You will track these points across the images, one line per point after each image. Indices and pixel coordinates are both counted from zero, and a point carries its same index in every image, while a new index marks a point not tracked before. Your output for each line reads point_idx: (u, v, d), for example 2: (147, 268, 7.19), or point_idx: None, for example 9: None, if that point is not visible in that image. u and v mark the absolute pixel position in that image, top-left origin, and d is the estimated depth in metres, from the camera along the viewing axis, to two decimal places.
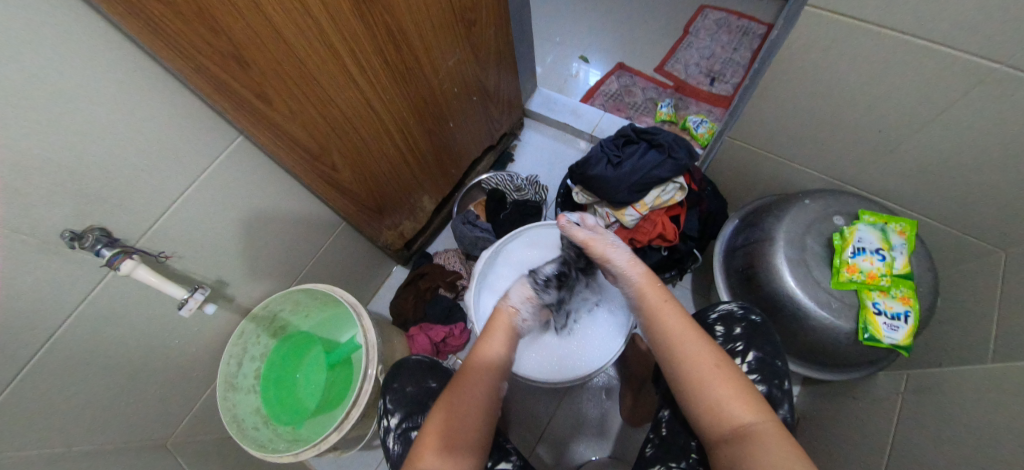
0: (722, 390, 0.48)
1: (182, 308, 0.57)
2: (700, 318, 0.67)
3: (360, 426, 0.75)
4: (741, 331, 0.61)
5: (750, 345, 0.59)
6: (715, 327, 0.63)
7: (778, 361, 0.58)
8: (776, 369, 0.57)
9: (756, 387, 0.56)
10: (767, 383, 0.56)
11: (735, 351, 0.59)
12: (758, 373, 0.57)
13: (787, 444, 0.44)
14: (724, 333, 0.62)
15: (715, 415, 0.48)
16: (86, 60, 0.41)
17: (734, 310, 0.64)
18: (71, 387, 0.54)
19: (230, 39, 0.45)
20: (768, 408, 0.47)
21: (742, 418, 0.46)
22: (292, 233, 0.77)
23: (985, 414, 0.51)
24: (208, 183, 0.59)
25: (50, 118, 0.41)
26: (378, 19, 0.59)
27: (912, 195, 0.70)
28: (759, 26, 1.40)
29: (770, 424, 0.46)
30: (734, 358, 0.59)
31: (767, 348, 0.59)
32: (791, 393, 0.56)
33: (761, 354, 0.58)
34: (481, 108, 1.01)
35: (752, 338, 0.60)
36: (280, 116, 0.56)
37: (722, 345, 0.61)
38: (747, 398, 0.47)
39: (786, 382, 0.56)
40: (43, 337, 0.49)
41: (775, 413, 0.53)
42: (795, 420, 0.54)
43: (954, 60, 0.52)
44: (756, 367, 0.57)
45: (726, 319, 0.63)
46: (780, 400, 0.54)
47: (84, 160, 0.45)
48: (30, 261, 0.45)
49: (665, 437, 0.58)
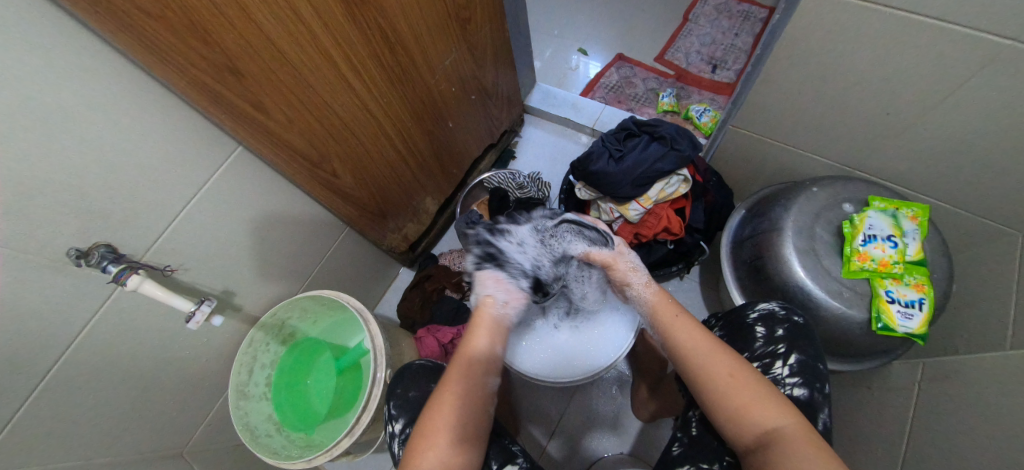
0: (744, 398, 0.48)
1: (190, 321, 0.57)
2: (737, 317, 0.64)
3: (372, 430, 0.76)
4: (783, 332, 0.58)
5: (793, 347, 0.56)
6: (755, 328, 0.60)
7: (822, 365, 0.55)
8: (818, 373, 0.54)
9: (796, 391, 0.53)
10: (809, 387, 0.53)
11: (776, 353, 0.56)
12: (800, 377, 0.54)
13: (815, 446, 0.43)
14: (764, 335, 0.59)
15: (740, 423, 0.47)
16: (83, 80, 0.41)
17: (776, 311, 0.61)
18: (86, 402, 0.54)
19: (224, 50, 0.45)
20: (793, 411, 0.47)
21: (767, 423, 0.46)
22: (296, 241, 0.77)
23: (1006, 402, 0.49)
24: (210, 196, 0.59)
25: (50, 139, 0.41)
26: (372, 23, 0.59)
27: (924, 179, 0.69)
28: (760, 10, 1.37)
29: (796, 426, 0.45)
30: (773, 360, 0.56)
31: (811, 351, 0.56)
32: (834, 398, 0.53)
33: (804, 357, 0.55)
34: (480, 107, 1.00)
35: (795, 340, 0.57)
36: (278, 125, 0.56)
37: (761, 346, 0.58)
38: (768, 401, 0.47)
39: (829, 386, 0.54)
40: (55, 354, 0.50)
41: (814, 419, 0.51)
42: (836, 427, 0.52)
43: (965, 39, 0.51)
44: (798, 371, 0.54)
45: (767, 320, 0.60)
46: (822, 404, 0.52)
47: (86, 178, 0.45)
48: (39, 281, 0.46)
49: (695, 437, 0.57)
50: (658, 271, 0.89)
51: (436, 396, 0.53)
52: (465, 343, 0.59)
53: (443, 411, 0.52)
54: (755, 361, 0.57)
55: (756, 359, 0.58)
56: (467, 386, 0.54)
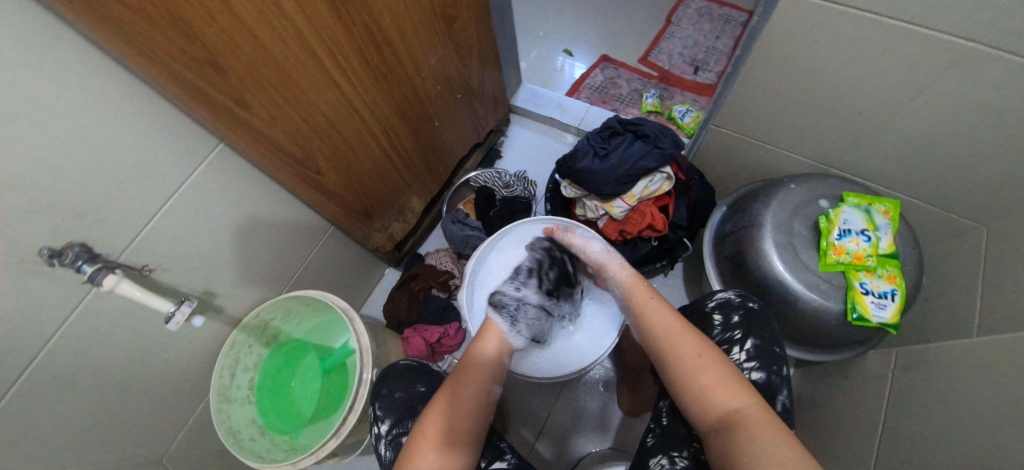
0: (705, 377, 0.49)
1: (170, 321, 0.56)
2: (698, 306, 0.67)
3: (358, 431, 0.75)
4: (738, 319, 0.60)
5: (748, 332, 0.59)
6: (714, 316, 0.63)
7: (777, 348, 0.58)
8: (774, 355, 0.57)
9: (754, 374, 0.56)
10: (766, 370, 0.56)
11: (733, 339, 0.59)
12: (757, 361, 0.57)
13: (773, 425, 0.44)
14: (721, 322, 0.62)
15: (704, 401, 0.49)
16: (54, 74, 0.40)
17: (731, 298, 0.63)
18: (59, 409, 0.53)
19: (204, 44, 0.44)
20: (754, 392, 0.48)
21: (727, 403, 0.47)
22: (280, 241, 0.76)
23: (973, 386, 0.52)
24: (190, 194, 0.57)
25: (21, 134, 0.40)
26: (356, 20, 0.59)
27: (895, 176, 0.71)
28: (740, 14, 1.40)
29: (757, 408, 0.46)
30: (732, 346, 0.59)
31: (766, 334, 0.59)
32: (790, 378, 0.56)
33: (759, 341, 0.58)
34: (465, 106, 1.00)
35: (750, 325, 0.59)
36: (260, 121, 0.55)
37: (720, 333, 0.61)
38: (731, 381, 0.48)
39: (784, 367, 0.57)
40: (26, 360, 0.48)
41: (774, 400, 0.54)
42: (795, 406, 0.55)
43: (931, 40, 0.53)
44: (755, 355, 0.57)
45: (724, 307, 0.63)
46: (780, 385, 0.55)
47: (58, 175, 0.44)
48: (8, 282, 0.44)
49: (666, 427, 0.58)
50: (644, 268, 0.90)
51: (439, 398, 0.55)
52: (473, 350, 0.63)
53: (435, 416, 0.53)
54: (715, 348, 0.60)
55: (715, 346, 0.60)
56: (470, 390, 0.56)
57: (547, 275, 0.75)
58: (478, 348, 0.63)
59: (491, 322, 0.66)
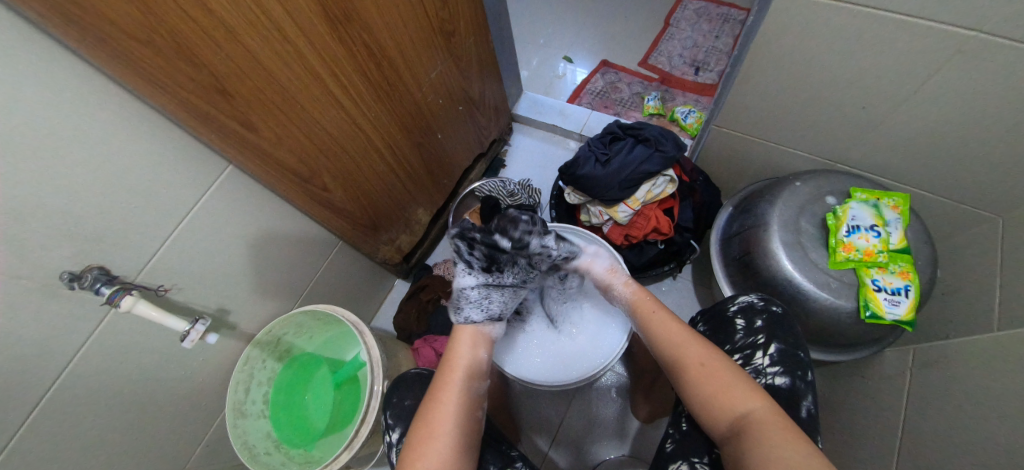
0: (714, 385, 0.49)
1: (185, 339, 0.58)
2: (718, 310, 0.65)
3: (371, 442, 0.75)
4: (761, 323, 0.59)
5: (771, 337, 0.58)
6: (736, 320, 0.62)
7: (801, 353, 0.57)
8: (798, 360, 0.56)
9: (778, 380, 0.55)
10: (790, 375, 0.55)
11: (756, 344, 0.58)
12: (781, 366, 0.55)
13: (786, 426, 0.44)
14: (744, 326, 0.61)
15: (713, 409, 0.48)
16: (70, 105, 0.42)
17: (754, 302, 0.62)
18: (82, 427, 0.54)
19: (211, 72, 0.46)
20: (763, 394, 0.47)
21: (738, 407, 0.47)
22: (290, 256, 0.78)
23: (995, 381, 0.50)
24: (202, 215, 0.59)
25: (42, 164, 0.42)
26: (356, 40, 0.60)
27: (903, 169, 0.70)
28: (739, 13, 1.40)
29: (766, 410, 0.46)
30: (754, 351, 0.58)
31: (789, 339, 0.58)
32: (815, 384, 0.55)
33: (783, 346, 0.57)
34: (468, 117, 1.01)
35: (773, 330, 0.58)
36: (266, 142, 0.57)
37: (742, 338, 0.60)
38: (740, 386, 0.48)
39: (809, 372, 0.55)
40: (49, 380, 0.49)
41: (798, 405, 0.53)
42: (820, 413, 0.53)
43: (931, 31, 0.53)
44: (779, 360, 0.56)
45: (746, 311, 0.62)
46: (804, 391, 0.54)
47: (77, 201, 0.46)
48: (32, 305, 0.46)
49: (687, 433, 0.57)
50: (651, 271, 0.90)
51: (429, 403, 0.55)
52: (450, 352, 0.61)
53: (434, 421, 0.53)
54: (737, 353, 0.59)
55: (737, 350, 0.59)
56: (458, 392, 0.56)
57: (473, 254, 0.63)
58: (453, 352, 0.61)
59: (458, 327, 0.64)
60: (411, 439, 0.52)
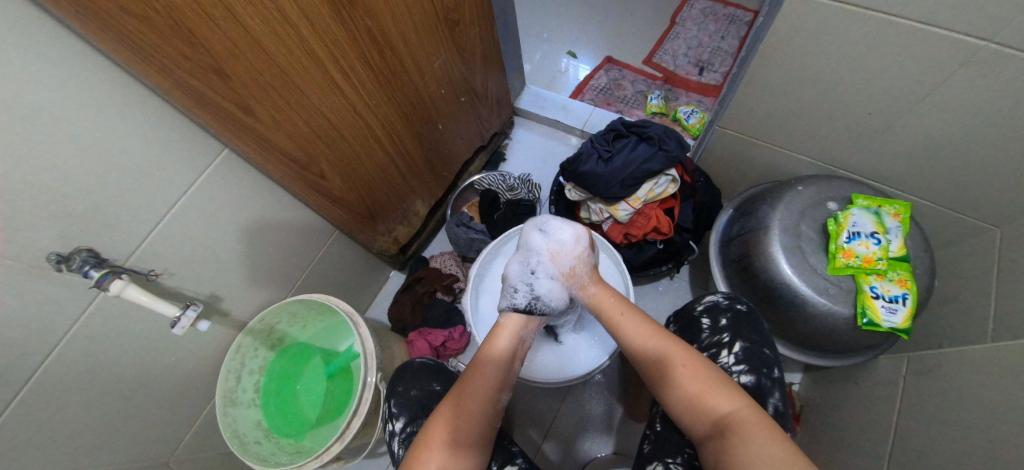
0: (694, 386, 0.49)
1: (175, 326, 0.57)
2: (687, 311, 0.67)
3: (363, 434, 0.75)
4: (726, 322, 0.61)
5: (736, 335, 0.58)
6: (703, 320, 0.63)
7: (767, 350, 0.57)
8: (764, 358, 0.56)
9: (743, 378, 0.55)
10: (755, 372, 0.55)
11: (721, 342, 0.59)
12: (746, 364, 0.56)
13: (766, 428, 0.43)
14: (710, 325, 0.62)
15: (695, 409, 0.48)
16: (58, 80, 0.40)
17: (720, 301, 0.64)
18: (68, 412, 0.53)
19: (208, 52, 0.45)
20: (745, 395, 0.47)
21: (719, 407, 0.47)
22: (285, 245, 0.77)
23: (988, 392, 0.51)
24: (195, 199, 0.58)
25: (28, 142, 0.41)
26: (359, 25, 0.59)
27: (905, 177, 0.70)
28: (745, 14, 1.39)
29: (747, 410, 0.45)
30: (720, 350, 0.58)
31: (755, 337, 0.59)
32: (782, 380, 0.55)
33: (747, 344, 0.57)
34: (469, 110, 1.00)
35: (738, 328, 0.59)
36: (264, 127, 0.55)
37: (708, 337, 0.61)
38: (720, 387, 0.48)
39: (775, 369, 0.56)
40: (33, 365, 0.48)
41: (766, 403, 0.53)
42: (790, 409, 0.53)
43: (942, 40, 0.52)
44: (743, 357, 0.56)
45: (712, 310, 0.63)
46: (770, 388, 0.54)
47: (66, 182, 0.44)
48: (17, 288, 0.44)
49: (660, 433, 0.57)
50: (649, 271, 0.89)
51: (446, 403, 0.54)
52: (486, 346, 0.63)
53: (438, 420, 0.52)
54: (703, 352, 0.60)
55: (704, 349, 0.60)
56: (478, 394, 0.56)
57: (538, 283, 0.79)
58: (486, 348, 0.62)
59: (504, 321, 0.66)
60: (415, 445, 0.50)
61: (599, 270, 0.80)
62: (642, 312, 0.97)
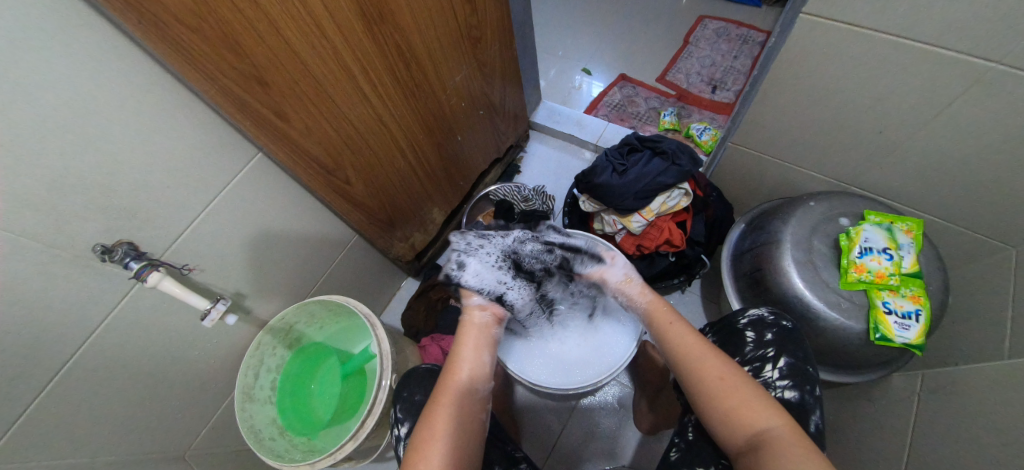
0: (733, 401, 0.49)
1: (205, 319, 0.59)
2: (729, 323, 0.67)
3: (375, 435, 0.76)
4: (771, 337, 0.60)
5: (780, 351, 0.58)
6: (746, 333, 0.63)
7: (811, 367, 0.57)
8: (808, 375, 0.56)
9: (787, 393, 0.55)
10: (800, 389, 0.55)
11: (766, 357, 0.59)
12: (790, 379, 0.56)
13: (804, 447, 0.44)
14: (755, 339, 0.62)
15: (732, 424, 0.48)
16: (116, 83, 0.44)
17: (764, 316, 0.64)
18: (98, 398, 0.55)
19: (252, 62, 0.48)
20: (782, 412, 0.48)
21: (755, 424, 0.47)
22: (307, 247, 0.79)
23: (1003, 410, 0.51)
24: (228, 199, 0.61)
25: (85, 139, 0.44)
26: (388, 39, 0.63)
27: (918, 196, 0.71)
28: (758, 34, 1.42)
29: (785, 429, 0.46)
30: (763, 364, 0.58)
31: (800, 353, 0.58)
32: (823, 398, 0.55)
33: (792, 359, 0.57)
34: (487, 122, 1.03)
35: (783, 343, 0.59)
36: (298, 133, 0.59)
37: (752, 350, 0.61)
38: (755, 404, 0.48)
39: (818, 387, 0.56)
40: (69, 351, 0.51)
41: (807, 420, 0.53)
42: (828, 427, 0.53)
43: (950, 62, 0.54)
44: (788, 373, 0.56)
45: (756, 324, 0.63)
46: (813, 405, 0.54)
47: (116, 179, 0.48)
48: (64, 275, 0.48)
49: (692, 443, 0.58)
50: (660, 283, 0.90)
51: (432, 405, 0.54)
52: (455, 354, 0.61)
53: (439, 427, 0.52)
54: (746, 365, 0.60)
55: (746, 363, 0.60)
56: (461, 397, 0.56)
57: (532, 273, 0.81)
58: (461, 350, 0.62)
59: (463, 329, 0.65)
60: (415, 444, 0.51)
61: None
62: None
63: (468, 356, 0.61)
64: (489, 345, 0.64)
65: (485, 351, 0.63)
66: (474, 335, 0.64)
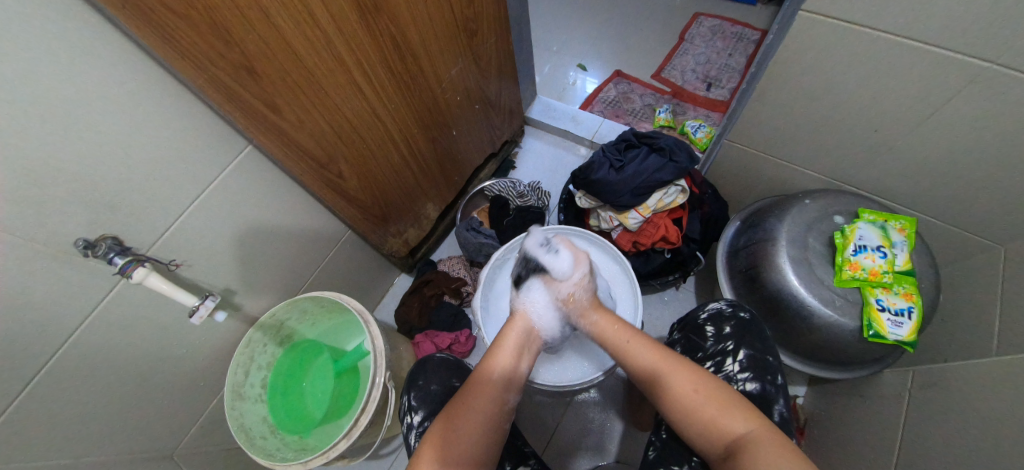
0: (710, 411, 0.49)
1: (193, 315, 0.58)
2: (689, 319, 0.68)
3: (369, 434, 0.75)
4: (729, 330, 0.62)
5: (739, 344, 0.60)
6: (706, 328, 0.64)
7: (771, 357, 0.59)
8: (767, 365, 0.58)
9: (749, 385, 0.57)
10: (760, 380, 0.57)
11: (726, 350, 0.60)
12: (750, 372, 0.58)
13: (784, 446, 0.44)
14: (714, 333, 0.63)
15: (710, 433, 0.48)
16: (99, 72, 0.42)
17: (723, 309, 0.65)
18: (81, 398, 0.54)
19: (241, 51, 0.46)
20: (758, 415, 0.48)
21: (734, 430, 0.47)
22: (299, 242, 0.78)
23: (991, 406, 0.51)
24: (217, 193, 0.59)
25: (67, 130, 0.42)
26: (383, 30, 0.61)
27: (911, 194, 0.72)
28: (753, 32, 1.42)
29: (762, 429, 0.46)
30: (724, 358, 0.60)
31: (758, 344, 0.60)
32: (785, 387, 0.57)
33: (751, 351, 0.59)
34: (483, 117, 1.02)
35: (742, 336, 0.61)
36: (289, 126, 0.57)
37: (712, 345, 0.62)
38: (731, 411, 0.48)
39: (779, 376, 0.58)
40: (51, 350, 0.49)
41: (771, 411, 0.54)
42: (793, 415, 0.55)
43: (947, 62, 0.54)
44: (748, 365, 0.58)
45: (715, 318, 0.64)
46: (775, 395, 0.56)
47: (99, 172, 0.46)
48: (45, 271, 0.46)
49: (667, 440, 0.59)
50: (655, 280, 0.90)
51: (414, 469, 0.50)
52: (484, 365, 0.60)
53: None
54: (708, 360, 0.61)
55: (708, 357, 0.61)
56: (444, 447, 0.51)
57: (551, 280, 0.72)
58: (485, 364, 0.60)
59: (502, 335, 0.63)
60: None
61: (607, 274, 0.80)
62: (648, 322, 0.98)
63: (494, 368, 0.59)
64: (524, 352, 0.63)
65: (519, 362, 0.62)
66: (512, 342, 0.62)
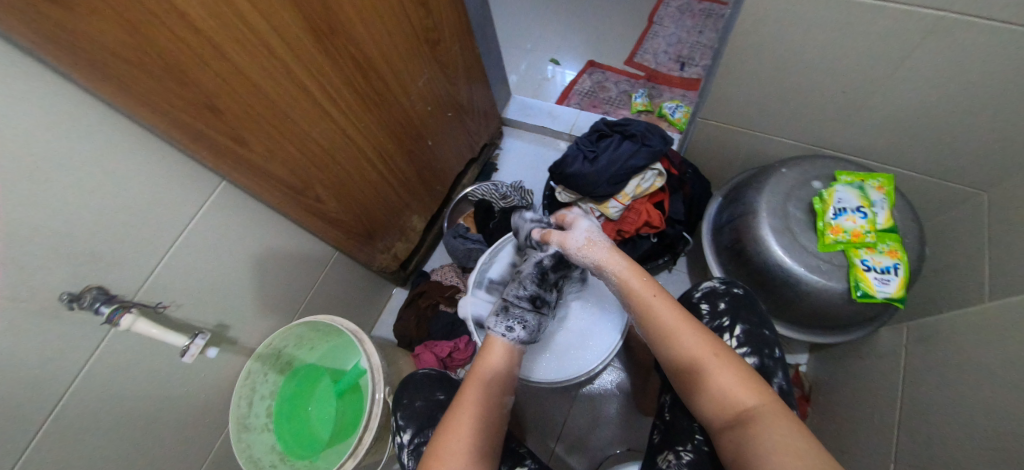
0: (727, 378, 0.48)
1: (185, 354, 0.58)
2: (685, 299, 0.68)
3: (377, 449, 0.75)
4: (724, 306, 0.62)
5: (735, 318, 0.60)
6: (701, 305, 0.64)
7: (766, 331, 0.59)
8: (765, 339, 0.58)
9: (748, 360, 0.56)
10: (758, 354, 0.57)
11: (722, 327, 0.60)
12: (748, 346, 0.57)
13: (791, 422, 0.44)
14: (709, 310, 0.63)
15: (722, 401, 0.47)
16: (61, 128, 0.43)
17: (717, 286, 0.65)
18: (86, 448, 0.54)
19: (200, 89, 0.47)
20: (768, 390, 0.47)
21: (744, 402, 0.46)
22: (287, 269, 0.79)
23: (986, 352, 0.51)
24: (196, 230, 0.60)
25: (36, 188, 0.43)
26: (342, 51, 0.62)
27: (887, 151, 0.71)
28: (720, 7, 1.42)
29: (771, 404, 0.45)
30: (721, 333, 0.60)
31: (754, 318, 0.60)
32: (783, 360, 0.57)
33: (747, 326, 0.59)
34: (457, 124, 1.03)
35: (736, 311, 0.61)
36: (259, 158, 0.58)
37: (709, 322, 0.62)
38: (749, 381, 0.47)
39: (776, 349, 0.58)
40: (49, 404, 0.50)
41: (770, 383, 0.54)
42: (792, 388, 0.55)
43: (903, 15, 0.54)
44: (745, 340, 0.58)
45: (710, 296, 0.64)
46: (774, 368, 0.55)
47: (74, 224, 0.47)
48: (32, 328, 0.46)
49: (670, 422, 0.59)
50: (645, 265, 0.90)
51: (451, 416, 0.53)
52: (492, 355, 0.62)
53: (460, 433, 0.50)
54: None
55: None
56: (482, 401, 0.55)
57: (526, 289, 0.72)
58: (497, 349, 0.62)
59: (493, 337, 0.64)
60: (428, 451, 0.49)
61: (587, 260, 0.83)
62: None
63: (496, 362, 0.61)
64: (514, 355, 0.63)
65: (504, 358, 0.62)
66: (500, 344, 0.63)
